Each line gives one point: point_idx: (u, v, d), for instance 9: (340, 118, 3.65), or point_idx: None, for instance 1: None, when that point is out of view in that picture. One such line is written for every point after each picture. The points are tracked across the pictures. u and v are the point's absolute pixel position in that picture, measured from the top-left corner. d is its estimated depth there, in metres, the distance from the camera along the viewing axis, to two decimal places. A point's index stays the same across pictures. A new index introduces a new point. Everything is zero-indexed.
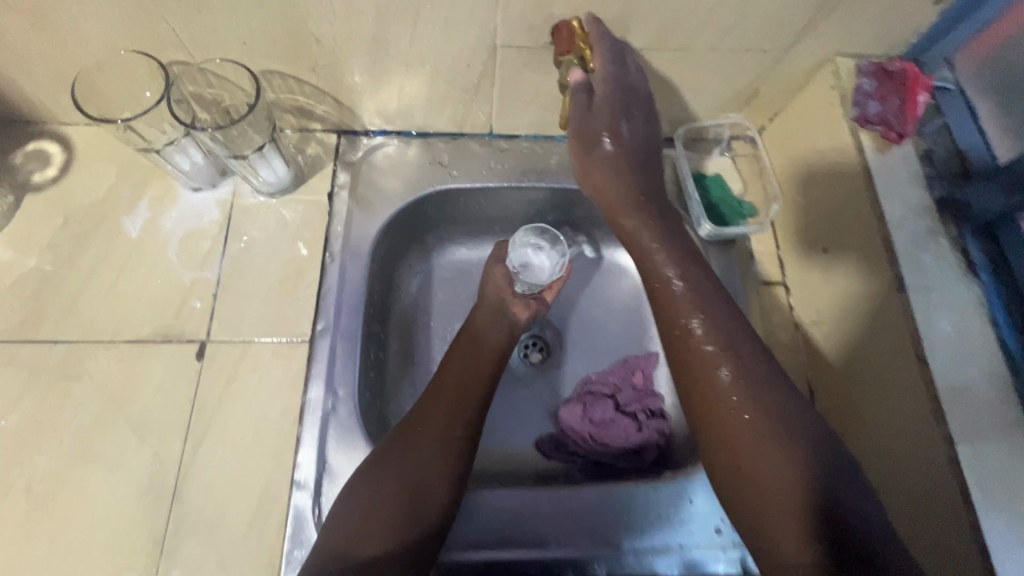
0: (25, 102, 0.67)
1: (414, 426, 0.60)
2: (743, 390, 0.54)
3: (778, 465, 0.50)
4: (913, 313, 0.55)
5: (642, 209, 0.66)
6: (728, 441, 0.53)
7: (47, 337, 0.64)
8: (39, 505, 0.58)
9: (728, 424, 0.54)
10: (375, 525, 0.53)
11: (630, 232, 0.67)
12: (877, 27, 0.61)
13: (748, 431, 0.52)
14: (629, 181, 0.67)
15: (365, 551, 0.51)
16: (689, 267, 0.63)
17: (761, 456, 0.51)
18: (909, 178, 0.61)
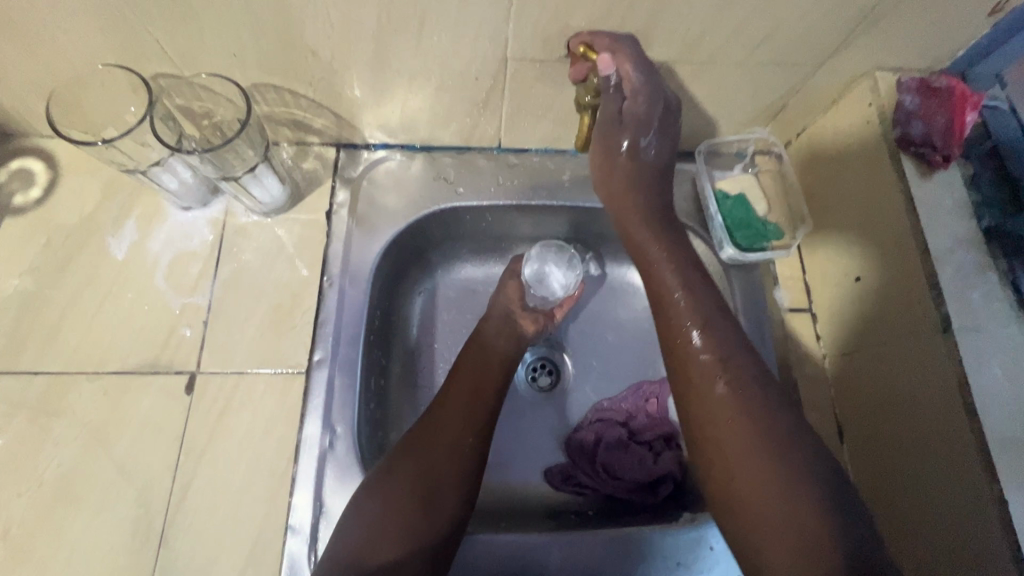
0: (4, 115, 0.63)
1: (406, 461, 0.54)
2: (756, 437, 0.47)
3: (804, 528, 0.42)
4: (961, 357, 0.50)
5: (654, 222, 0.59)
6: (740, 500, 0.46)
7: (27, 367, 0.60)
8: (15, 552, 0.54)
9: (728, 450, 0.47)
10: (391, 533, 0.50)
11: (638, 245, 0.59)
12: (920, 40, 0.56)
13: (765, 487, 0.45)
14: (645, 194, 0.59)
15: (377, 560, 0.49)
16: (693, 286, 0.55)
17: (777, 496, 0.44)
18: (954, 205, 0.56)
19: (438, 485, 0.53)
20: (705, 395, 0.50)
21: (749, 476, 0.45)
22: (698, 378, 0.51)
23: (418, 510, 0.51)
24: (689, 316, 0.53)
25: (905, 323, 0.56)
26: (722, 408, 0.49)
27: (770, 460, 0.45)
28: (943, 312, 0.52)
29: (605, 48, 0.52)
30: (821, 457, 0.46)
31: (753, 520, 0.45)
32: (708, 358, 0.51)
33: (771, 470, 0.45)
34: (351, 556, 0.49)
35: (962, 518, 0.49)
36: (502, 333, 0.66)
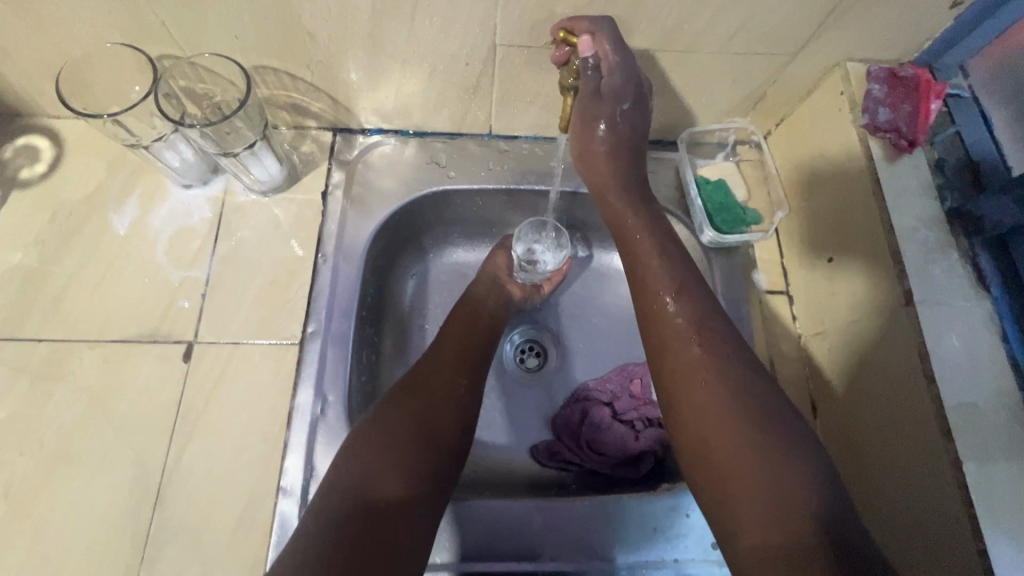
0: (13, 94, 0.65)
1: (394, 427, 0.56)
2: (730, 395, 0.49)
3: (771, 479, 0.44)
4: (923, 328, 0.53)
5: (630, 190, 0.64)
6: (714, 457, 0.48)
7: (31, 335, 0.62)
8: (16, 509, 0.56)
9: (706, 410, 0.49)
10: (397, 466, 0.52)
11: (615, 211, 0.64)
12: (888, 32, 0.60)
13: (736, 443, 0.47)
14: (622, 165, 0.64)
15: (384, 493, 0.50)
16: (668, 251, 0.59)
17: (749, 453, 0.46)
18: (919, 187, 0.59)
19: (435, 428, 0.56)
20: (679, 355, 0.53)
21: (720, 432, 0.48)
22: (672, 340, 0.54)
23: (418, 446, 0.54)
24: (666, 284, 0.57)
25: (873, 301, 0.59)
26: (698, 369, 0.51)
27: (740, 417, 0.48)
28: (906, 287, 0.55)
29: (585, 31, 0.54)
30: (791, 417, 0.48)
31: (722, 474, 0.47)
32: (682, 322, 0.54)
33: (742, 425, 0.47)
34: (358, 485, 0.50)
35: (924, 479, 0.52)
36: (492, 291, 0.72)
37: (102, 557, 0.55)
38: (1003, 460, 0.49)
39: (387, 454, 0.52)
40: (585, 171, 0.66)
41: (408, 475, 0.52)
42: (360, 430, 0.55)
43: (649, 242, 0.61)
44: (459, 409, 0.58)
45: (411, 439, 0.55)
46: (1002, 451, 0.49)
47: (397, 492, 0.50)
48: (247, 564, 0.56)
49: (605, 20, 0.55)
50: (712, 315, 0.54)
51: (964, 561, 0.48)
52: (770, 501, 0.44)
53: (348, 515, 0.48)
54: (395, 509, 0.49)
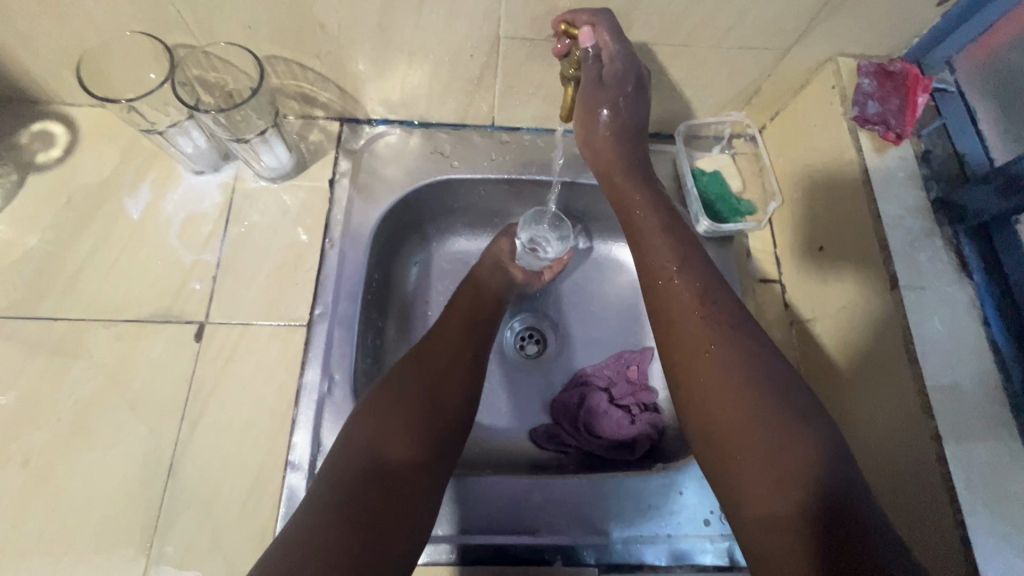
0: (32, 80, 0.68)
1: (406, 397, 0.58)
2: (728, 366, 0.52)
3: (766, 445, 0.47)
4: (907, 311, 0.55)
5: (636, 171, 0.67)
6: (717, 422, 0.50)
7: (47, 314, 0.65)
8: (33, 480, 0.58)
9: (708, 377, 0.52)
10: (405, 432, 0.55)
11: (621, 191, 0.66)
12: (877, 28, 0.62)
13: (734, 412, 0.49)
14: (627, 148, 0.66)
15: (395, 456, 0.53)
16: (674, 229, 0.62)
17: (743, 422, 0.49)
18: (906, 178, 0.61)
19: (442, 402, 0.59)
20: (685, 328, 0.55)
21: (722, 401, 0.50)
22: (677, 312, 0.57)
23: (426, 417, 0.57)
24: (671, 260, 0.59)
25: (862, 286, 0.61)
26: (702, 341, 0.54)
27: (739, 387, 0.50)
28: (891, 271, 0.57)
29: (586, 23, 0.57)
30: (791, 386, 0.50)
31: (721, 442, 0.50)
32: (687, 294, 0.57)
33: (741, 395, 0.50)
34: (369, 449, 0.53)
35: (909, 455, 0.54)
36: (496, 273, 0.75)
37: (116, 526, 0.57)
38: (981, 436, 0.51)
39: (398, 422, 0.55)
40: (591, 156, 0.68)
41: (418, 441, 0.55)
42: (373, 402, 0.58)
43: (654, 218, 0.63)
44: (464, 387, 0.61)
45: (419, 410, 0.57)
46: (980, 429, 0.51)
47: (407, 457, 0.53)
48: (257, 534, 0.58)
49: (605, 11, 0.57)
50: (719, 285, 0.57)
51: (945, 532, 0.50)
52: (766, 465, 0.46)
53: (360, 475, 0.51)
54: (404, 473, 0.52)
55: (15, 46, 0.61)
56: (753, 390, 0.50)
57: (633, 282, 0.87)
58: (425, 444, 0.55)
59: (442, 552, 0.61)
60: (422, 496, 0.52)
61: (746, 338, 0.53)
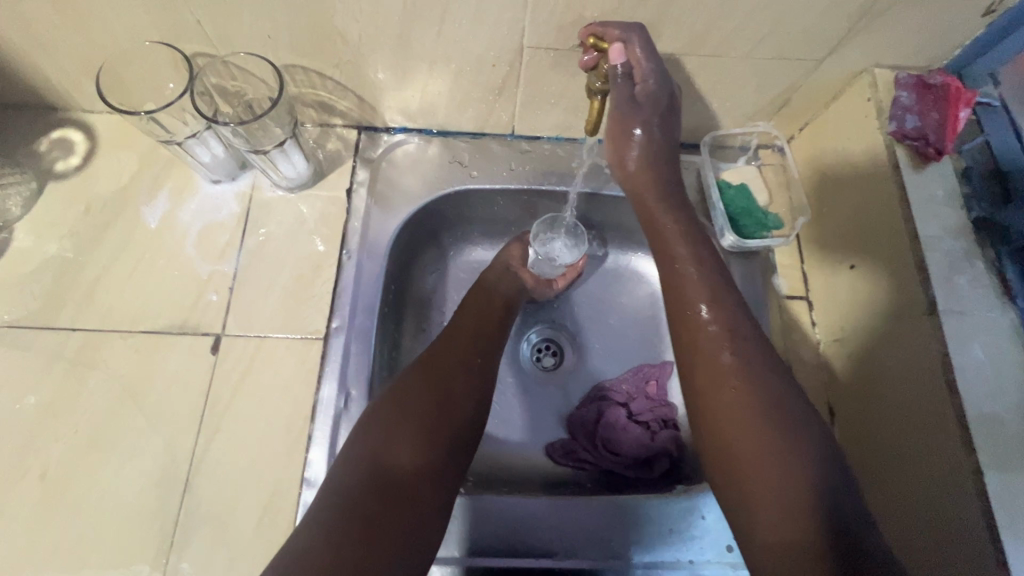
0: (51, 88, 0.67)
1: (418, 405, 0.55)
2: (756, 403, 0.50)
3: (794, 481, 0.45)
4: (946, 337, 0.53)
5: (669, 196, 0.65)
6: (738, 458, 0.49)
7: (65, 324, 0.64)
8: (50, 493, 0.58)
9: (735, 413, 0.50)
10: (408, 441, 0.52)
11: (655, 219, 0.65)
12: (916, 38, 0.59)
13: (760, 445, 0.48)
14: (661, 172, 0.65)
15: (397, 463, 0.51)
16: (705, 262, 0.60)
17: (767, 458, 0.47)
18: (945, 197, 0.58)
19: (450, 407, 0.56)
20: (712, 359, 0.54)
21: (744, 436, 0.49)
22: (706, 345, 0.55)
23: (434, 425, 0.54)
24: (697, 293, 0.58)
25: (896, 309, 0.59)
26: (727, 372, 0.53)
27: (767, 424, 0.49)
28: (929, 296, 0.55)
29: (616, 38, 0.55)
30: (815, 426, 0.49)
31: (738, 477, 0.48)
32: (716, 329, 0.55)
33: (763, 431, 0.48)
34: (372, 456, 0.51)
35: (944, 489, 0.52)
36: (504, 279, 0.73)
37: (133, 540, 0.57)
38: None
39: (404, 430, 0.53)
40: (623, 179, 0.67)
41: (422, 449, 0.52)
42: (379, 407, 0.55)
43: (686, 249, 0.61)
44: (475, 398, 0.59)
45: (432, 421, 0.54)
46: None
47: (409, 467, 0.51)
48: (271, 553, 0.57)
49: (638, 25, 0.56)
50: (746, 325, 0.55)
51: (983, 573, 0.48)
52: (790, 503, 0.45)
53: (360, 484, 0.49)
54: (406, 483, 0.50)
55: (34, 55, 0.61)
56: (779, 428, 0.48)
57: (653, 294, 0.85)
58: (429, 455, 0.52)
59: (447, 575, 0.59)
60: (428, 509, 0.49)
61: (774, 373, 0.52)
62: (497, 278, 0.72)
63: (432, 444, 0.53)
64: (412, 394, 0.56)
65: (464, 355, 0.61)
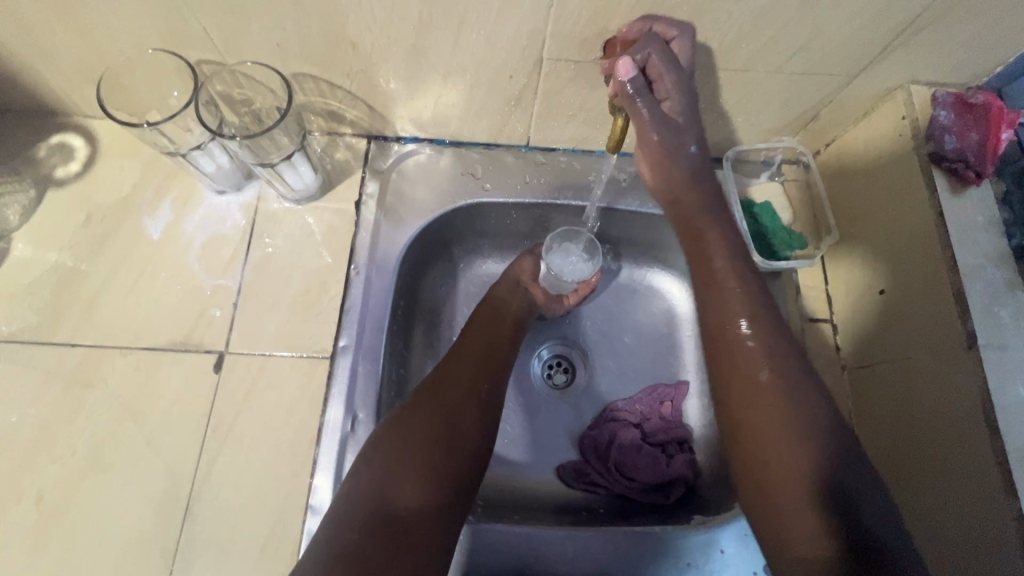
0: (52, 93, 0.65)
1: (425, 435, 0.53)
2: (793, 427, 0.48)
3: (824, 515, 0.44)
4: (987, 373, 0.51)
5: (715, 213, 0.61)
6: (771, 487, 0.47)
7: (64, 339, 0.62)
8: (45, 518, 0.56)
9: (771, 438, 0.48)
10: (412, 475, 0.50)
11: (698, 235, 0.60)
12: (957, 55, 0.56)
13: (804, 480, 0.46)
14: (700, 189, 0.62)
15: (402, 502, 0.48)
16: (743, 273, 0.57)
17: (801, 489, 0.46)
18: (985, 223, 0.56)
19: (456, 434, 0.54)
20: (750, 379, 0.51)
21: (789, 471, 0.46)
22: (743, 363, 0.52)
23: (440, 457, 0.52)
24: (738, 309, 0.55)
25: (930, 337, 0.56)
26: (761, 392, 0.50)
27: (811, 454, 0.47)
28: (969, 328, 0.52)
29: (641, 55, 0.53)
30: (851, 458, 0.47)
31: (778, 511, 0.46)
32: (755, 346, 0.53)
33: (802, 458, 0.46)
34: (376, 495, 0.48)
35: (979, 530, 0.50)
36: (515, 295, 0.70)
37: (131, 568, 0.55)
38: None
39: (408, 464, 0.50)
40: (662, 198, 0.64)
41: (427, 484, 0.50)
42: (382, 434, 0.53)
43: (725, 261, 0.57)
44: (483, 424, 0.56)
45: (441, 451, 0.52)
46: None
47: (416, 504, 0.49)
48: None
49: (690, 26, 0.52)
50: (786, 343, 0.53)
51: None
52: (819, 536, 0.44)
53: (364, 527, 0.46)
54: (414, 520, 0.48)
55: (33, 59, 0.59)
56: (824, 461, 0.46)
57: (669, 310, 0.81)
58: (436, 491, 0.50)
59: None
60: (433, 550, 0.47)
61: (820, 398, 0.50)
62: (507, 292, 0.70)
63: (439, 477, 0.51)
64: (419, 417, 0.54)
65: (478, 381, 0.59)
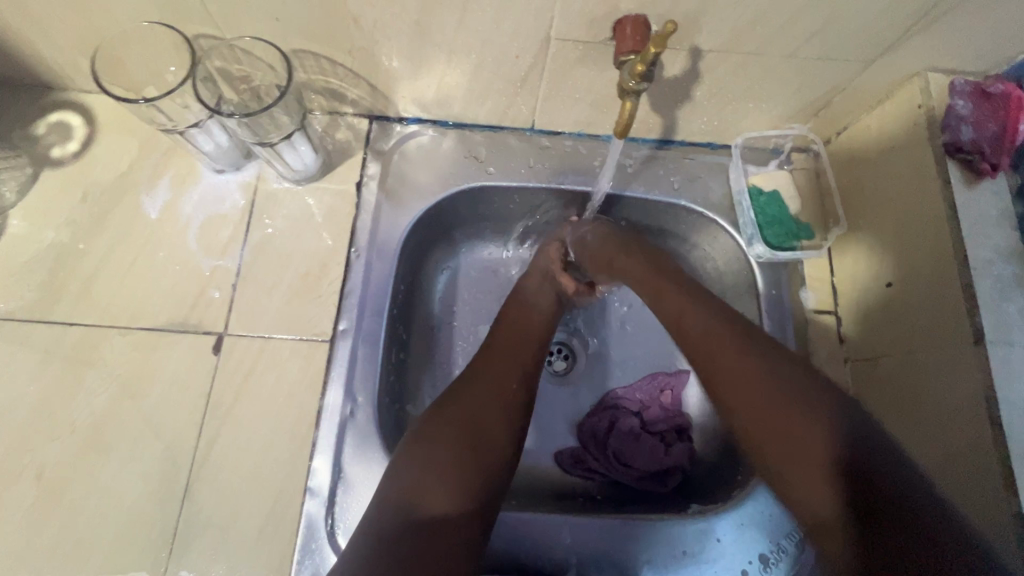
0: (45, 65, 0.63)
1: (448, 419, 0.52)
2: (756, 364, 0.50)
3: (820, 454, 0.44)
4: (991, 370, 0.50)
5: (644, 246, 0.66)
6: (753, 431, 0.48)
7: (62, 318, 0.62)
8: (45, 495, 0.56)
9: (735, 381, 0.50)
10: (442, 481, 0.47)
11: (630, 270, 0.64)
12: (979, 40, 0.55)
13: (762, 413, 0.48)
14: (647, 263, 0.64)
15: (430, 512, 0.46)
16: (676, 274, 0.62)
17: (784, 421, 0.46)
18: (997, 217, 0.55)
19: (483, 433, 0.51)
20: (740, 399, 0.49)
21: (761, 412, 0.48)
22: (691, 326, 0.55)
23: (468, 447, 0.50)
24: (710, 330, 0.54)
25: (936, 335, 0.55)
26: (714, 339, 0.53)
27: (772, 386, 0.48)
28: (976, 324, 0.51)
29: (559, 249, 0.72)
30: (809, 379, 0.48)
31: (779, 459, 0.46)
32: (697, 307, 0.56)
33: (772, 387, 0.48)
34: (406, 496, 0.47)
35: None
36: (545, 287, 0.69)
37: (131, 546, 0.55)
38: None
39: (433, 469, 0.48)
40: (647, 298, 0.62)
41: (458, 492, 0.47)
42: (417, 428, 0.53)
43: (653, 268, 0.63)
44: (508, 419, 0.53)
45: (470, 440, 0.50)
46: None
47: (449, 505, 0.46)
48: (274, 561, 0.56)
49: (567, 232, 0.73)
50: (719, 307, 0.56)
51: None
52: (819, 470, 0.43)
53: (397, 535, 0.44)
54: (442, 516, 0.46)
55: (26, 31, 0.57)
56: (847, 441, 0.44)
57: None
58: (467, 489, 0.48)
59: None
60: (462, 546, 0.45)
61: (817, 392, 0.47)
62: (537, 287, 0.68)
63: (466, 482, 0.48)
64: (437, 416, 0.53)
65: (495, 368, 0.57)
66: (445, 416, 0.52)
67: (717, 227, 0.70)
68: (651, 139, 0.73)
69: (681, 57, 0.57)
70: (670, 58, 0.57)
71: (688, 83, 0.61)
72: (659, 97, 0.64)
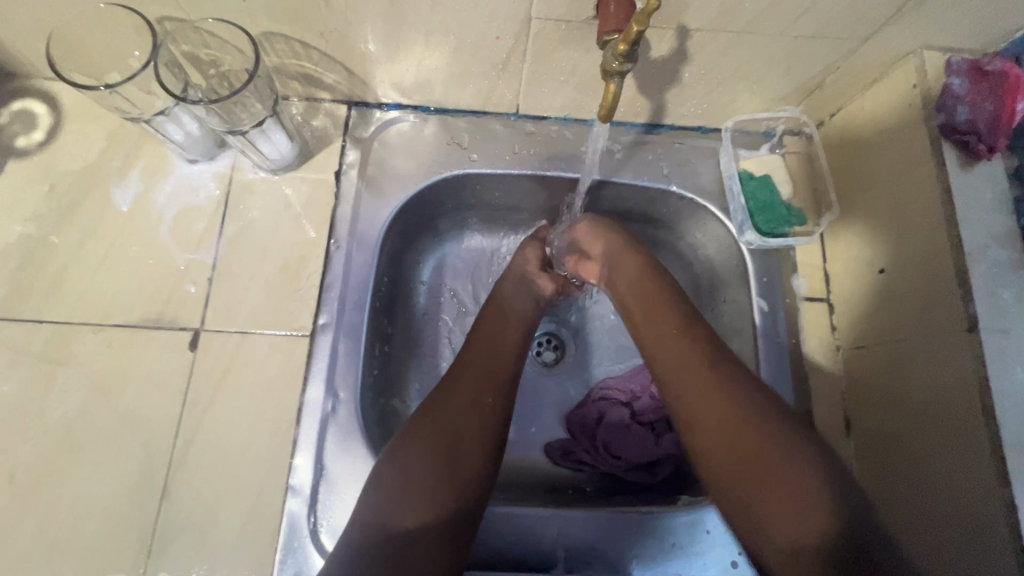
0: (4, 52, 0.60)
1: (424, 420, 0.51)
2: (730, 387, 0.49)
3: (790, 474, 0.44)
4: (985, 358, 0.49)
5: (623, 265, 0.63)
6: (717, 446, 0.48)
7: (31, 316, 0.60)
8: (18, 497, 0.55)
9: (703, 395, 0.50)
10: (414, 492, 0.47)
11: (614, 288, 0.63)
12: (976, 17, 0.53)
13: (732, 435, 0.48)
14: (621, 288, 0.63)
15: (400, 525, 0.45)
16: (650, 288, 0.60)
17: (751, 439, 0.47)
18: (992, 200, 0.54)
19: (456, 443, 0.50)
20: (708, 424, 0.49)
21: (728, 432, 0.48)
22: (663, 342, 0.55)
23: (443, 459, 0.49)
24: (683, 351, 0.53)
25: (929, 320, 0.54)
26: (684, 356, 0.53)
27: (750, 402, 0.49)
28: (969, 311, 0.50)
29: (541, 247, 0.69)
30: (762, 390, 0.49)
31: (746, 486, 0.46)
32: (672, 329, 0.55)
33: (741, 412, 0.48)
34: (379, 515, 0.46)
35: (965, 527, 0.50)
36: (520, 292, 0.65)
37: (109, 547, 0.54)
38: None
39: (407, 483, 0.47)
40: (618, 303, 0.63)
41: (431, 504, 0.47)
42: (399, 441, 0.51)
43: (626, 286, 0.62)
44: (483, 425, 0.52)
45: (443, 455, 0.49)
46: None
47: (419, 524, 0.46)
48: (256, 560, 0.55)
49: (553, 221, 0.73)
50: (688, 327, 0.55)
51: None
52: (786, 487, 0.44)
53: (370, 549, 0.44)
54: (411, 534, 0.45)
55: None
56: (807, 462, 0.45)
57: None
58: (440, 505, 0.47)
59: None
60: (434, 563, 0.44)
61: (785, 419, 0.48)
62: (512, 291, 0.65)
63: (439, 490, 0.47)
64: (418, 429, 0.51)
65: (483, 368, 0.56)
66: (428, 417, 0.51)
67: (707, 213, 0.69)
68: (639, 124, 0.71)
69: (668, 36, 0.54)
70: (656, 37, 0.54)
71: (675, 65, 0.59)
72: (646, 79, 0.62)
